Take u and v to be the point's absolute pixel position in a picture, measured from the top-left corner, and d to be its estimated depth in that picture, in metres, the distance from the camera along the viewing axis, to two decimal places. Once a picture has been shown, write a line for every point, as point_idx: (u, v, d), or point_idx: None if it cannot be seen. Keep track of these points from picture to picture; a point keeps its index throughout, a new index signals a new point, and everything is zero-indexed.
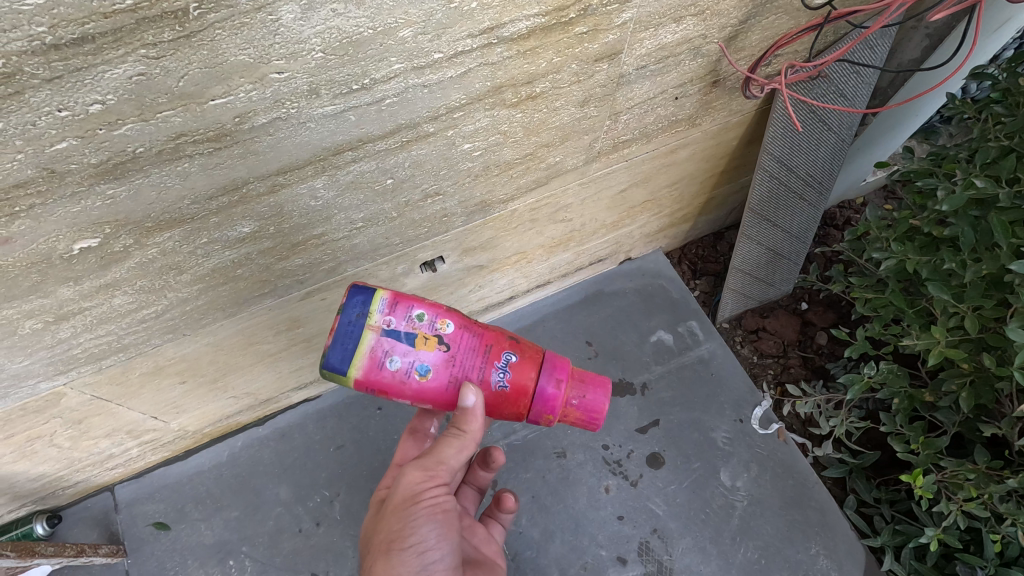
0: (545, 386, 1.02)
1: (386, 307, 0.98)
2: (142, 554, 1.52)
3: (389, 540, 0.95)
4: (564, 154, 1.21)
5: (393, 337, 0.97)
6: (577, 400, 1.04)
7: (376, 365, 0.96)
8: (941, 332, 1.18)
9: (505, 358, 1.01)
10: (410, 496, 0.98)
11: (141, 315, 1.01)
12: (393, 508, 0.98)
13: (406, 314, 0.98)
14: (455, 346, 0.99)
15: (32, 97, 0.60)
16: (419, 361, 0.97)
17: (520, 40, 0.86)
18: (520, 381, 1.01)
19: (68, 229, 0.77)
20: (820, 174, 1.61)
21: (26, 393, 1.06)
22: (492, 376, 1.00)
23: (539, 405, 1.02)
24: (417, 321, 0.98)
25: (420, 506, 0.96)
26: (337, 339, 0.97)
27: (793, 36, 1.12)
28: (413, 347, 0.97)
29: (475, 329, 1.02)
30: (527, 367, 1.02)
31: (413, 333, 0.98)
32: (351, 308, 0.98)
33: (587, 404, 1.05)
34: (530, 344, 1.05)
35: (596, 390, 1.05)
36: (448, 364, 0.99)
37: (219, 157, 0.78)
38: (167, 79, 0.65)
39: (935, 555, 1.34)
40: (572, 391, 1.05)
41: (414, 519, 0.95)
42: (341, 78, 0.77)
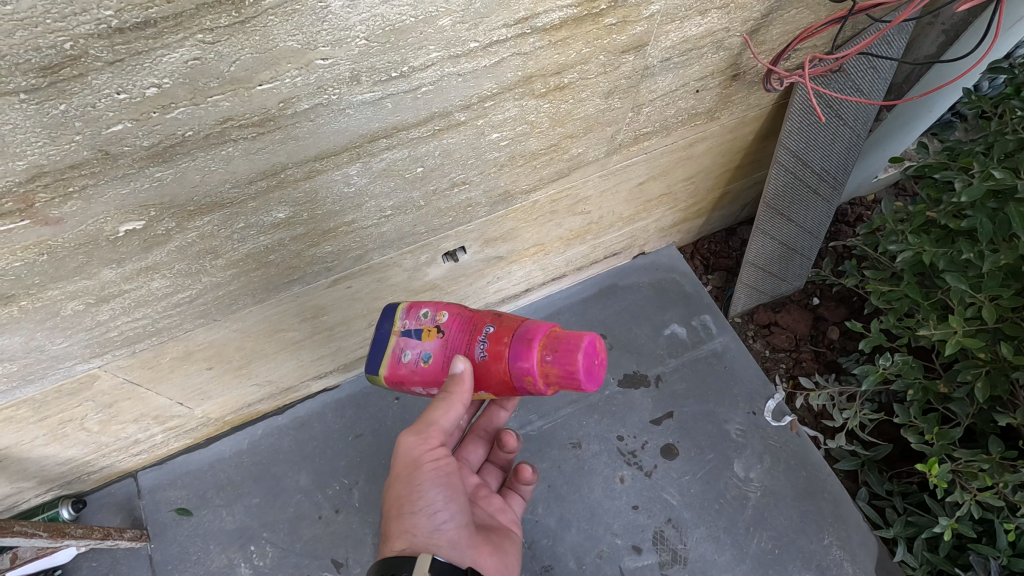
0: (517, 351, 0.94)
1: (404, 312, 1.07)
2: (165, 539, 1.53)
3: (400, 506, 0.99)
4: (587, 146, 1.23)
5: (406, 335, 1.05)
6: (552, 356, 0.92)
7: (395, 361, 1.04)
8: (959, 322, 1.21)
9: (484, 330, 0.98)
10: (412, 463, 1.00)
11: (177, 299, 1.04)
12: (397, 475, 1.00)
13: (417, 314, 1.05)
14: (452, 330, 1.02)
15: (94, 79, 0.63)
16: (423, 351, 1.02)
17: (552, 30, 0.88)
18: (496, 348, 0.96)
19: (115, 210, 0.80)
20: (834, 169, 1.63)
21: (63, 375, 1.08)
22: (474, 349, 0.98)
23: (515, 372, 0.94)
24: (424, 317, 1.04)
25: (423, 472, 0.99)
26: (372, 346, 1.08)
27: (815, 30, 1.13)
28: (420, 339, 1.03)
29: (467, 312, 1.03)
30: (502, 335, 0.96)
31: (421, 328, 1.04)
32: (383, 319, 1.09)
33: (564, 360, 0.91)
34: (512, 314, 1.00)
35: (569, 342, 0.91)
36: (444, 347, 1.01)
37: (261, 141, 0.81)
38: (220, 64, 0.68)
39: (948, 546, 1.35)
40: (546, 348, 0.93)
41: (420, 484, 0.98)
42: (381, 66, 0.79)
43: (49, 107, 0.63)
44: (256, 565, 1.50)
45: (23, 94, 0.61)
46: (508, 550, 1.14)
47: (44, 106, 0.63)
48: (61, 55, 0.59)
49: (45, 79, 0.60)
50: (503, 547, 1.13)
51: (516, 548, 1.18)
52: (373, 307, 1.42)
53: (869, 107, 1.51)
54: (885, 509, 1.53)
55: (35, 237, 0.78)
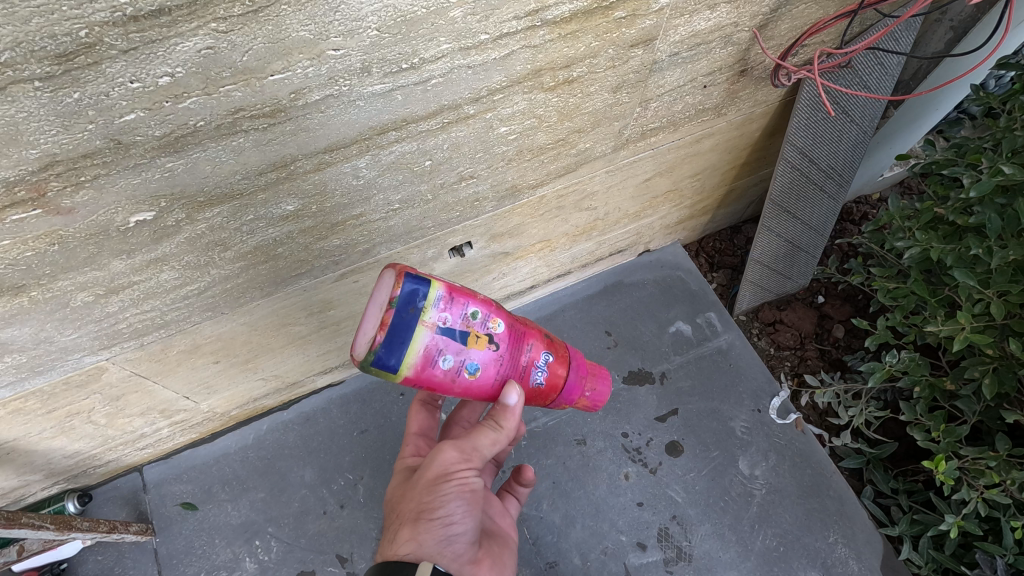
0: (573, 385, 1.07)
1: (442, 302, 0.93)
2: (170, 533, 1.53)
3: (419, 511, 0.95)
4: (594, 141, 1.23)
5: (448, 335, 0.93)
6: (593, 393, 1.10)
7: (430, 363, 0.92)
8: (967, 318, 1.21)
9: (544, 358, 1.03)
10: (442, 473, 0.97)
11: (185, 291, 1.04)
12: (424, 482, 0.97)
13: (459, 310, 0.94)
14: (504, 345, 0.98)
15: (109, 68, 0.63)
16: (469, 360, 0.95)
17: (562, 23, 0.88)
18: (553, 378, 1.04)
19: (126, 201, 0.80)
20: (840, 167, 1.63)
21: (71, 367, 1.08)
22: (532, 374, 1.02)
23: (562, 398, 1.07)
24: (470, 320, 0.95)
25: (452, 485, 0.96)
26: (389, 333, 0.89)
27: (823, 24, 1.15)
28: (465, 346, 0.94)
29: (517, 326, 1.01)
30: (558, 365, 1.05)
31: (466, 331, 0.95)
32: (403, 300, 0.90)
33: (599, 397, 1.12)
34: (561, 343, 1.08)
35: (605, 382, 1.13)
36: (495, 363, 0.98)
37: (272, 132, 0.81)
38: (232, 53, 0.68)
39: (954, 544, 1.35)
40: (589, 385, 1.10)
41: (445, 495, 0.95)
42: (392, 57, 0.79)
43: (62, 95, 0.63)
44: (261, 560, 1.50)
45: (37, 81, 0.61)
46: (507, 561, 1.10)
47: (57, 94, 0.63)
48: (76, 42, 0.59)
49: (59, 66, 0.61)
50: (502, 557, 1.09)
51: (513, 558, 1.13)
52: None
53: (876, 105, 1.51)
54: (891, 507, 1.52)
55: (46, 226, 0.78)
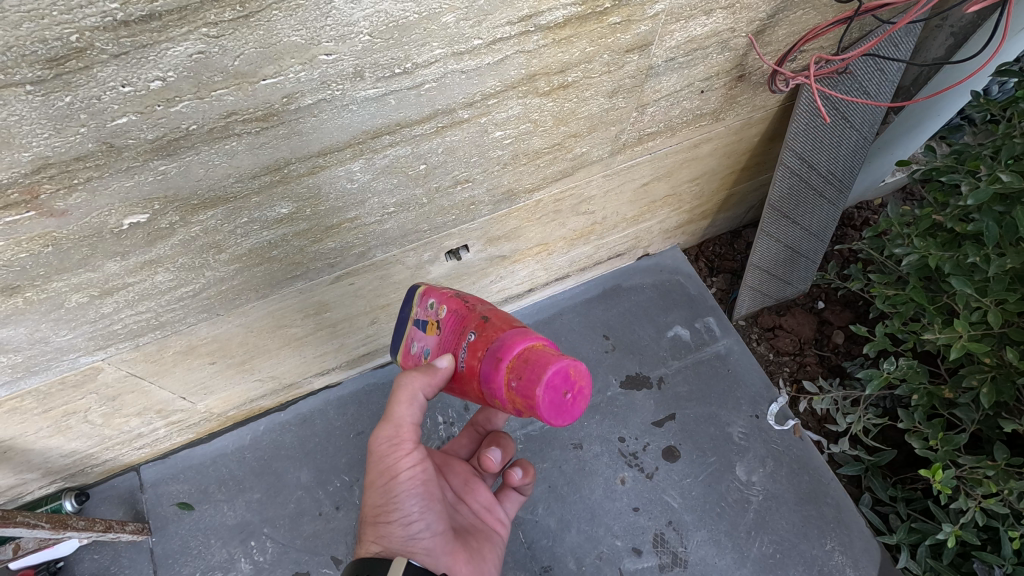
0: (488, 371, 0.94)
1: (420, 299, 1.16)
2: (167, 532, 1.54)
3: (376, 513, 0.96)
4: (591, 145, 1.23)
5: (417, 326, 1.15)
6: (516, 383, 0.90)
7: (407, 349, 1.16)
8: (964, 326, 1.20)
9: (467, 338, 1.01)
10: (384, 469, 0.96)
11: (180, 293, 1.04)
12: (371, 482, 0.97)
13: (426, 303, 1.14)
14: (445, 328, 1.08)
15: (100, 72, 0.63)
16: (425, 344, 1.12)
17: (556, 29, 0.88)
18: (473, 360, 0.98)
19: (120, 203, 0.81)
20: (840, 172, 1.62)
21: (66, 367, 1.09)
22: (458, 353, 1.02)
23: (485, 387, 0.95)
24: (429, 309, 1.13)
25: (399, 482, 0.96)
26: (397, 329, 1.22)
27: (820, 30, 1.14)
28: (424, 332, 1.13)
29: (461, 309, 1.06)
30: (480, 348, 0.98)
31: (427, 320, 1.13)
32: (408, 302, 1.21)
33: (525, 390, 0.89)
34: (496, 323, 1.00)
35: (532, 369, 0.89)
36: (440, 345, 1.08)
37: (264, 136, 0.81)
38: (224, 58, 0.68)
39: (951, 553, 1.34)
40: (513, 372, 0.92)
41: (396, 494, 0.95)
42: (385, 62, 0.80)
43: (54, 98, 0.64)
44: (256, 561, 1.50)
45: (29, 85, 0.61)
46: (487, 554, 1.11)
47: (49, 98, 0.64)
48: (67, 47, 0.60)
49: (51, 71, 0.61)
50: (482, 552, 1.10)
51: (496, 552, 1.14)
52: (376, 304, 1.42)
53: (876, 111, 1.50)
54: (889, 515, 1.51)
55: (40, 228, 0.78)
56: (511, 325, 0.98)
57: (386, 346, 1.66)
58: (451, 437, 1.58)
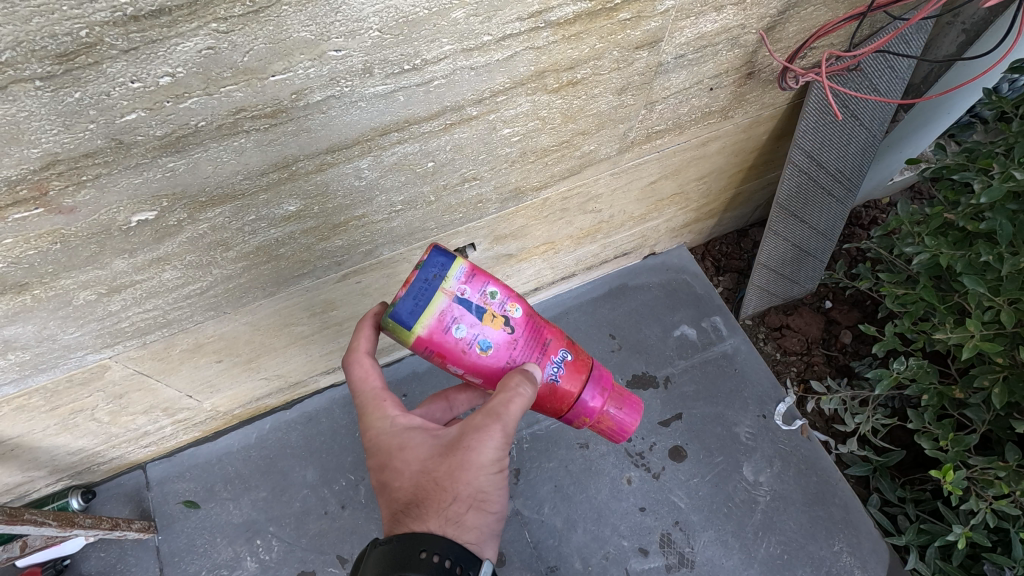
0: (591, 396, 1.00)
1: (464, 275, 0.91)
2: (173, 530, 1.54)
3: (478, 500, 0.87)
4: (599, 143, 1.22)
5: (464, 307, 0.90)
6: (614, 411, 1.03)
7: (442, 330, 0.89)
8: (976, 325, 1.19)
9: (561, 356, 0.98)
10: (494, 460, 0.88)
11: (187, 291, 1.04)
12: (477, 468, 0.87)
13: (483, 288, 0.92)
14: (520, 331, 0.94)
15: (109, 68, 0.63)
16: (483, 335, 0.91)
17: (566, 25, 0.88)
18: (573, 381, 0.99)
19: (128, 201, 0.80)
20: (849, 171, 1.61)
21: (74, 364, 1.09)
22: (547, 366, 0.97)
23: (580, 407, 1.01)
24: (490, 298, 0.92)
25: (502, 475, 0.90)
26: (409, 293, 0.89)
27: (831, 27, 1.13)
28: (480, 320, 0.91)
29: (535, 315, 0.98)
30: (580, 370, 1.00)
31: (485, 309, 0.91)
32: (429, 265, 0.90)
33: (621, 419, 1.04)
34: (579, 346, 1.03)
35: (629, 404, 1.05)
36: (509, 346, 0.93)
37: (273, 133, 0.81)
38: (233, 54, 0.68)
39: (961, 555, 1.32)
40: (610, 402, 1.03)
41: (497, 487, 0.90)
42: (395, 58, 0.79)
43: (63, 94, 0.63)
44: (262, 559, 1.50)
45: (38, 81, 0.61)
46: None
47: (59, 94, 0.63)
48: (77, 42, 0.59)
49: (60, 66, 0.61)
50: None
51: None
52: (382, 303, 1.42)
53: (886, 108, 1.49)
54: (898, 516, 1.50)
55: (48, 225, 0.78)
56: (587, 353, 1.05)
57: (392, 344, 1.66)
58: None
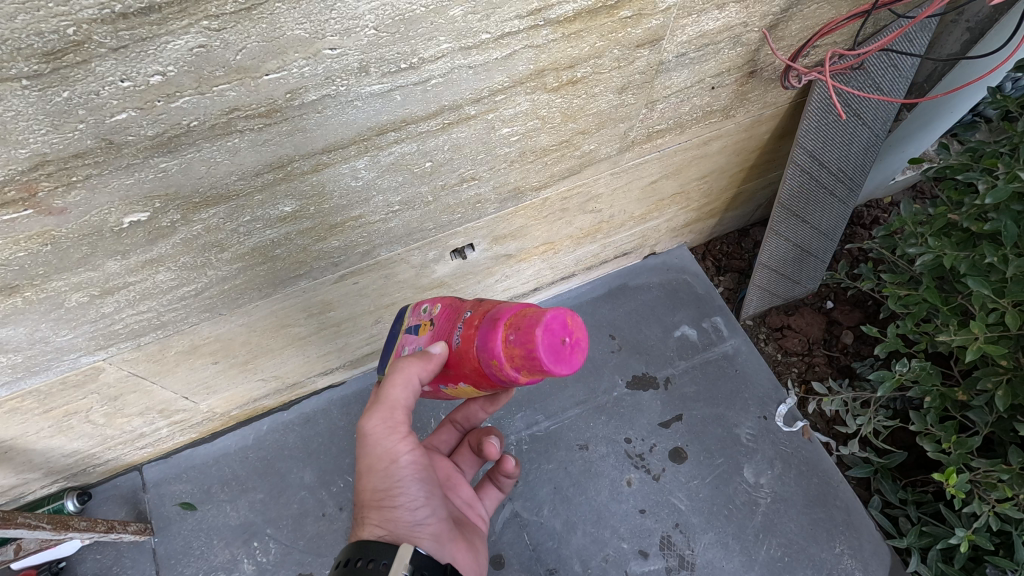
0: (484, 335, 0.86)
1: (411, 311, 1.09)
2: (169, 532, 1.52)
3: (378, 498, 0.92)
4: (599, 142, 1.21)
5: (406, 332, 1.06)
6: (515, 336, 0.83)
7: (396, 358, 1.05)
8: (980, 327, 1.18)
9: (463, 317, 0.93)
10: (384, 454, 0.92)
11: (181, 293, 1.03)
12: (369, 469, 0.92)
13: (419, 309, 1.06)
14: (440, 320, 0.99)
15: (98, 66, 0.61)
16: (417, 345, 1.02)
17: (566, 23, 0.86)
18: (469, 333, 0.89)
19: (120, 201, 0.79)
20: (851, 170, 1.60)
21: (67, 367, 1.07)
22: (453, 335, 0.93)
23: (481, 354, 0.86)
24: (421, 313, 1.04)
25: (400, 468, 0.92)
26: (383, 351, 1.11)
27: (837, 23, 1.11)
28: (416, 334, 1.03)
29: (456, 300, 1.00)
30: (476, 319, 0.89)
31: (419, 324, 1.04)
32: (395, 322, 1.12)
33: (526, 338, 0.81)
34: (491, 300, 0.93)
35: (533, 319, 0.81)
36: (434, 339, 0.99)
37: (268, 133, 0.79)
38: (226, 52, 0.66)
39: (963, 558, 1.31)
40: (509, 330, 0.84)
41: (399, 480, 0.92)
42: (391, 57, 0.78)
43: (51, 93, 0.62)
44: (260, 562, 1.49)
45: (25, 79, 0.59)
46: (478, 547, 1.11)
47: (46, 93, 0.62)
48: (65, 40, 0.58)
49: (47, 64, 0.59)
50: (474, 543, 1.10)
51: (483, 543, 1.14)
52: (380, 304, 1.40)
53: (889, 107, 1.48)
54: (899, 518, 1.49)
55: (39, 226, 0.77)
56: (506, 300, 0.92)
57: None
58: None
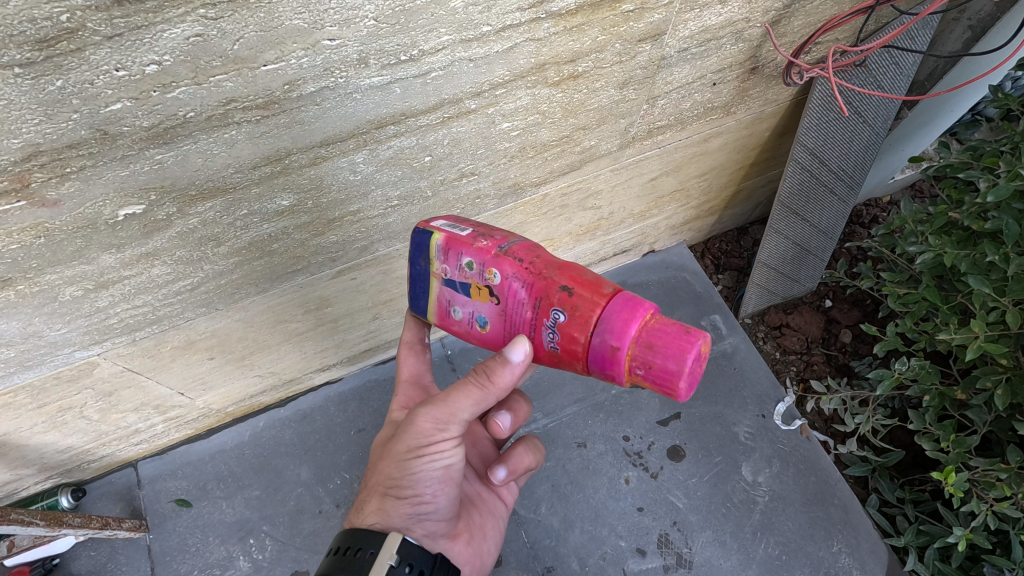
0: (599, 358, 0.81)
1: (442, 253, 0.91)
2: (164, 529, 1.51)
3: (389, 485, 0.89)
4: (599, 138, 1.20)
5: (453, 289, 0.92)
6: (638, 371, 0.80)
7: (444, 315, 0.96)
8: (980, 327, 1.18)
9: (554, 318, 0.84)
10: (416, 450, 0.86)
11: (178, 287, 1.02)
12: (393, 456, 0.88)
13: (458, 262, 0.90)
14: (507, 298, 0.88)
15: (92, 55, 0.60)
16: (477, 313, 0.92)
17: (567, 16, 0.85)
18: (570, 342, 0.83)
19: (115, 193, 0.78)
20: (852, 168, 1.59)
21: (61, 362, 1.06)
22: (542, 332, 0.86)
23: (594, 368, 0.83)
24: (467, 271, 0.89)
25: (423, 464, 0.87)
26: (412, 286, 0.97)
27: (839, 20, 1.11)
28: (470, 299, 0.91)
29: (525, 276, 0.86)
30: (577, 329, 0.82)
31: (468, 284, 0.90)
32: (415, 255, 0.94)
33: (657, 377, 0.79)
34: (586, 292, 0.83)
35: (660, 355, 0.78)
36: (502, 317, 0.89)
37: (266, 125, 0.78)
38: (222, 41, 0.65)
39: (961, 557, 1.31)
40: (633, 359, 0.80)
41: (414, 475, 0.87)
42: (391, 48, 0.77)
43: (44, 82, 0.61)
44: (255, 559, 1.48)
45: (18, 68, 0.58)
46: (488, 532, 1.09)
47: (39, 82, 0.61)
48: (57, 28, 0.57)
49: (40, 52, 0.58)
50: (484, 528, 1.08)
51: (498, 528, 1.12)
52: (378, 300, 1.40)
53: (889, 106, 1.47)
54: (897, 517, 1.49)
55: (31, 219, 0.76)
56: (606, 293, 0.82)
57: (388, 342, 1.64)
58: None
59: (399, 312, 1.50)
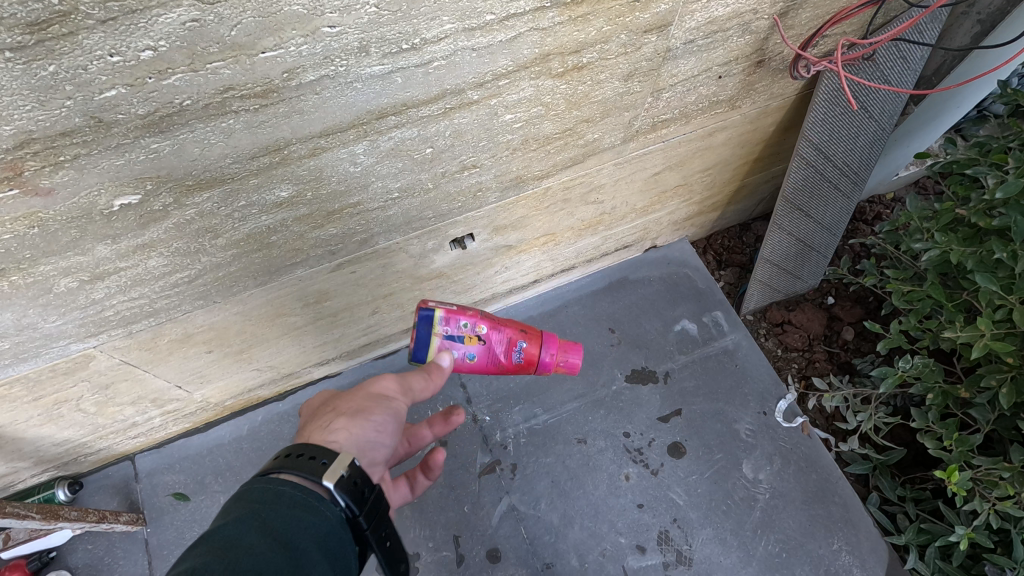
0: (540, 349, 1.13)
1: (444, 318, 1.10)
2: (161, 523, 1.50)
3: (349, 414, 0.92)
4: (603, 131, 1.18)
5: (451, 339, 1.11)
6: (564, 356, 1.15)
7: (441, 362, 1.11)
8: (987, 324, 1.16)
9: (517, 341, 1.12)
10: (379, 393, 0.97)
11: (174, 279, 1.00)
12: (363, 391, 0.96)
13: (458, 322, 1.10)
14: (491, 336, 1.11)
15: (85, 39, 0.59)
16: (467, 351, 1.11)
17: (572, 5, 0.84)
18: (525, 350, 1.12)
19: (109, 183, 0.76)
20: (857, 164, 1.57)
21: (56, 354, 1.05)
22: (508, 350, 1.11)
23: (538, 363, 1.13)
24: (464, 325, 1.10)
25: (386, 406, 0.96)
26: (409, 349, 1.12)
27: (848, 12, 1.09)
28: (464, 341, 1.10)
29: (502, 325, 1.12)
30: (531, 341, 1.12)
31: (462, 334, 1.10)
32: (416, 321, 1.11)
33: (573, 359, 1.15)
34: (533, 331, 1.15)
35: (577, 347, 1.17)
36: (487, 351, 1.11)
37: (264, 114, 0.77)
38: (219, 27, 0.64)
39: (961, 556, 1.30)
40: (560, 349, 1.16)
41: (373, 416, 0.93)
42: (392, 37, 0.75)
43: (36, 67, 0.59)
44: None
45: (8, 52, 0.57)
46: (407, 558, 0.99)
47: (31, 66, 0.59)
48: (49, 11, 0.55)
49: (32, 35, 0.57)
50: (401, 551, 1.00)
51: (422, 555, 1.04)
52: (377, 294, 1.38)
53: (896, 100, 1.45)
54: (897, 515, 1.48)
55: (25, 208, 0.74)
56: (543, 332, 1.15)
57: (387, 336, 1.63)
58: (453, 430, 1.61)
59: (398, 307, 1.49)
